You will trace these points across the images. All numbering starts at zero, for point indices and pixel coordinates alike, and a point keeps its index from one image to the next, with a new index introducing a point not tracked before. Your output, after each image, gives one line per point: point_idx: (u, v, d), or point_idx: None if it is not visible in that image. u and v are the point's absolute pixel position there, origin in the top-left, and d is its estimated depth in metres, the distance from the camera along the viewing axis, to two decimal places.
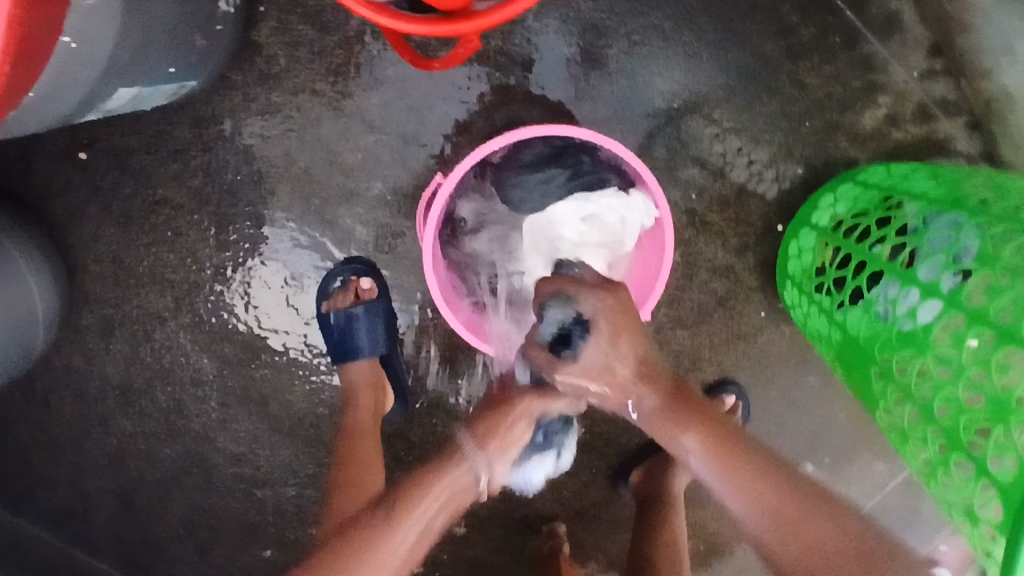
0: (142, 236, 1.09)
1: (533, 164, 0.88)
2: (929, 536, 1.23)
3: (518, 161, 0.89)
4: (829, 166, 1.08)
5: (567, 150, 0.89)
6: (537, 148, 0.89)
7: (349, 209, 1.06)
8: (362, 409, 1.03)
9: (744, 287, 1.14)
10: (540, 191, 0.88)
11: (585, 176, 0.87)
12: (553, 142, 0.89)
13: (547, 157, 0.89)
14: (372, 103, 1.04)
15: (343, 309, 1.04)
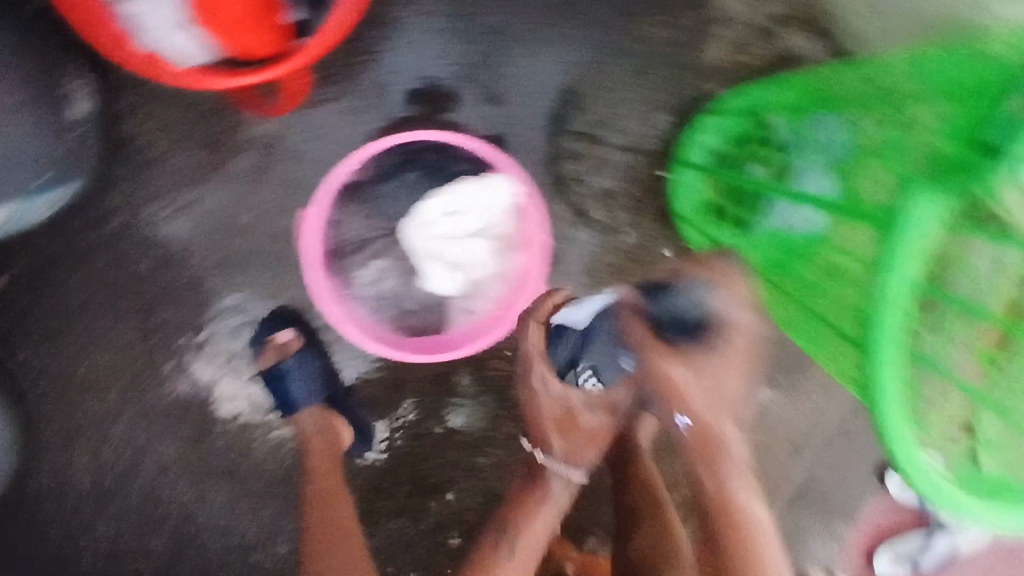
0: (70, 345, 1.12)
1: (390, 174, 0.92)
2: None
3: (376, 176, 0.93)
4: (689, 105, 1.15)
5: (418, 153, 0.93)
6: (390, 159, 0.93)
7: (259, 265, 1.12)
8: (318, 451, 1.10)
9: (650, 239, 1.20)
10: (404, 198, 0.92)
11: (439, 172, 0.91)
12: (403, 150, 0.93)
13: (402, 165, 0.93)
14: (250, 162, 1.09)
15: (275, 364, 1.11)
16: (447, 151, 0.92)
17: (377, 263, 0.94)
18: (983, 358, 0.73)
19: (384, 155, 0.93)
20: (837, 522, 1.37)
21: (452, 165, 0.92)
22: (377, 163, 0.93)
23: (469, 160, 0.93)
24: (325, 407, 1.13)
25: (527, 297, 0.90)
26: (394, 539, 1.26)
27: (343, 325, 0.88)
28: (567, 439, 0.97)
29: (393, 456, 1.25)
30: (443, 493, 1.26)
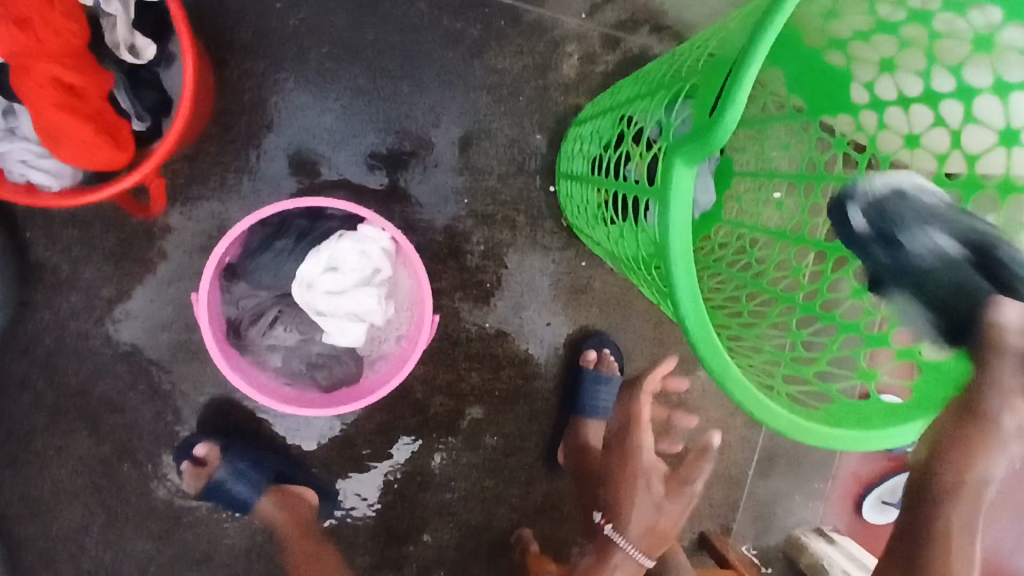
0: (27, 469, 1.16)
1: (264, 246, 0.96)
2: None
3: (250, 252, 0.97)
4: (561, 120, 1.23)
5: (287, 220, 0.98)
6: (260, 231, 0.97)
7: (191, 355, 1.18)
8: (286, 526, 1.17)
9: (554, 251, 1.27)
10: (282, 266, 0.96)
11: (313, 235, 0.96)
12: (270, 220, 0.97)
13: (273, 235, 0.97)
14: (162, 262, 1.15)
15: (208, 481, 1.16)
16: (316, 213, 0.98)
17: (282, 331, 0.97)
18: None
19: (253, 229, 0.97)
20: (812, 479, 1.45)
21: (324, 225, 0.97)
22: (246, 237, 0.96)
23: (337, 216, 0.98)
24: (277, 488, 1.19)
25: (422, 335, 0.94)
26: None
27: (259, 398, 0.92)
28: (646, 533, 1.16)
29: (362, 512, 1.28)
30: (418, 536, 1.29)
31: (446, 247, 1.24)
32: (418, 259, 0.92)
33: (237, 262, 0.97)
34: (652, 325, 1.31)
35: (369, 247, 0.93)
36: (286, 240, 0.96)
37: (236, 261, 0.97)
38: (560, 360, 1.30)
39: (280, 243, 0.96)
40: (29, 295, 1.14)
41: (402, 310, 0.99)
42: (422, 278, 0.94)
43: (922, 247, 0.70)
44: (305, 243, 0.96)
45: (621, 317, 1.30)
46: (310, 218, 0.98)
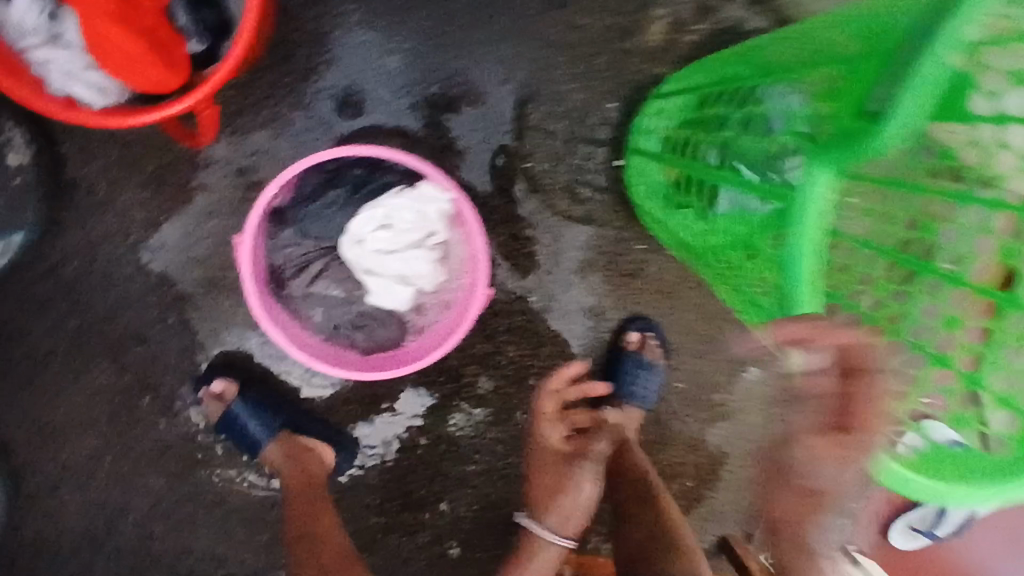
0: (46, 391, 1.13)
1: (318, 194, 0.91)
2: None
3: (302, 199, 0.91)
4: (639, 89, 1.13)
5: (342, 167, 0.91)
6: (313, 176, 0.91)
7: (221, 294, 1.12)
8: (291, 474, 1.10)
9: (611, 228, 1.18)
10: (335, 217, 0.91)
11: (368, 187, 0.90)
12: (326, 166, 0.91)
13: (327, 182, 0.91)
14: (200, 192, 1.09)
15: (223, 412, 1.12)
16: (374, 161, 0.91)
17: (325, 283, 0.93)
18: (1004, 253, 0.76)
19: (307, 174, 0.91)
20: None
21: (381, 176, 0.90)
22: (299, 183, 0.91)
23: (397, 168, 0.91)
24: (290, 434, 1.13)
25: (474, 306, 0.87)
26: (392, 554, 1.26)
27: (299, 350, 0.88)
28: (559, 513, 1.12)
29: (381, 472, 1.24)
30: (435, 504, 1.26)
31: (497, 212, 1.16)
32: (476, 224, 0.84)
33: (286, 208, 0.91)
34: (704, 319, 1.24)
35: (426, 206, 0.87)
36: (340, 190, 0.90)
37: (285, 206, 0.91)
38: (604, 344, 1.23)
39: (334, 192, 0.90)
40: (59, 211, 1.08)
41: (454, 274, 0.92)
42: (480, 246, 0.86)
43: None
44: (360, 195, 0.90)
45: (673, 307, 1.23)
46: (368, 168, 0.91)
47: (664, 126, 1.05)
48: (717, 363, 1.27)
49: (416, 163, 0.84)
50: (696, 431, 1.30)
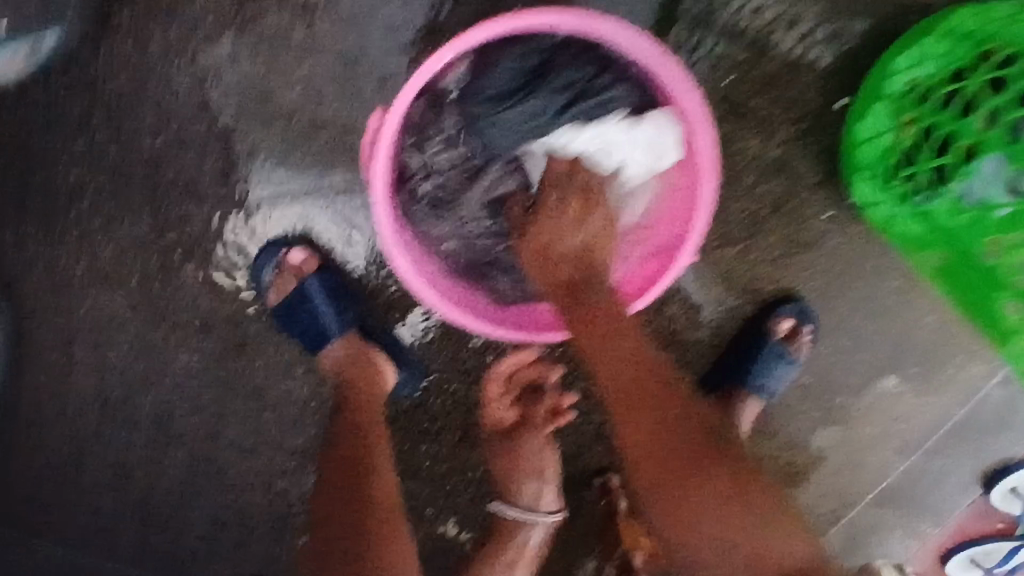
0: (67, 234, 0.90)
1: (517, 93, 0.78)
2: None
3: (496, 91, 0.78)
4: (897, 16, 0.86)
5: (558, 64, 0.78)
6: (518, 64, 0.78)
7: (306, 158, 0.88)
8: (358, 388, 0.90)
9: (801, 183, 0.93)
10: (532, 123, 0.78)
11: (587, 97, 0.77)
12: (540, 55, 0.78)
13: (534, 75, 0.78)
14: (300, 22, 0.83)
15: (295, 290, 0.91)
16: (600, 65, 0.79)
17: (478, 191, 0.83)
18: None
19: (511, 61, 0.78)
20: (921, 521, 1.13)
21: (607, 85, 0.78)
22: (500, 73, 0.78)
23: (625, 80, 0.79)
24: (361, 338, 0.93)
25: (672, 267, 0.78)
26: (438, 498, 1.04)
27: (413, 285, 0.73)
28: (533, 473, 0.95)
29: (445, 402, 1.02)
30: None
31: None
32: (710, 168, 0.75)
33: (476, 97, 0.79)
34: (867, 313, 1.02)
35: (650, 138, 0.78)
36: (549, 90, 0.77)
37: (476, 95, 0.79)
38: (744, 318, 1.00)
39: (544, 93, 0.77)
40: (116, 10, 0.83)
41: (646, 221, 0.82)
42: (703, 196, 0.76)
43: None
44: (572, 103, 0.78)
45: (838, 292, 1.00)
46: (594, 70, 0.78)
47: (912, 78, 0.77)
48: (858, 365, 1.06)
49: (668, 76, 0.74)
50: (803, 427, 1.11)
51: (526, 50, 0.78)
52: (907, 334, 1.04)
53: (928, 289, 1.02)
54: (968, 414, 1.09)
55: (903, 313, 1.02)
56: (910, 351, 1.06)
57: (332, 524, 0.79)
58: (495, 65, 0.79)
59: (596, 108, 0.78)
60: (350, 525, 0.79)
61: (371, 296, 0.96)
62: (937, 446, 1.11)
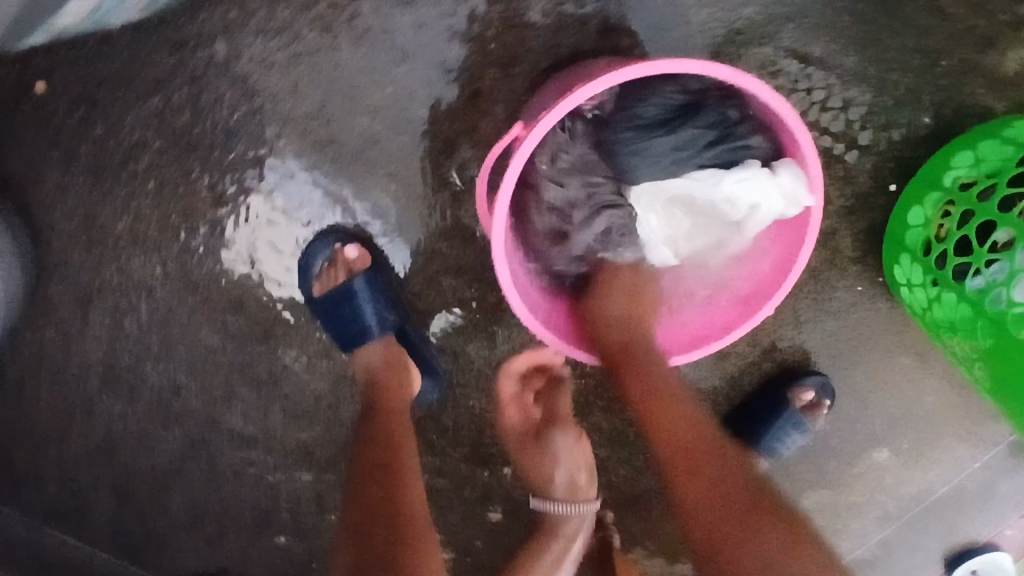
0: (117, 188, 0.89)
1: (665, 123, 0.77)
2: (996, 521, 1.08)
3: (643, 117, 0.77)
4: (962, 118, 0.89)
5: (708, 103, 0.78)
6: (669, 96, 0.78)
7: (380, 155, 0.88)
8: (384, 390, 0.86)
9: (839, 257, 0.97)
10: (671, 156, 0.77)
11: (730, 141, 0.77)
12: (691, 91, 0.78)
13: (682, 110, 0.77)
14: (405, 23, 0.84)
15: (341, 284, 0.89)
16: (744, 112, 0.79)
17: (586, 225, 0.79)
18: None
19: (663, 92, 0.77)
20: None
21: (748, 132, 0.78)
22: (650, 102, 0.78)
23: (763, 130, 0.79)
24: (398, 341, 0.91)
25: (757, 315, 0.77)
26: (431, 509, 1.04)
27: (511, 299, 0.72)
28: (569, 464, 0.94)
29: (460, 416, 1.01)
30: (499, 466, 1.03)
31: None
32: (811, 241, 0.72)
33: (619, 120, 0.78)
34: (869, 380, 1.04)
35: (784, 190, 0.75)
36: (696, 127, 0.76)
37: (620, 119, 0.78)
38: (762, 373, 1.03)
39: (692, 128, 0.76)
40: None
41: (745, 267, 0.81)
42: (806, 254, 0.73)
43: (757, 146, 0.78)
44: (714, 144, 0.77)
45: (853, 362, 1.04)
46: (740, 116, 0.78)
47: (954, 176, 0.83)
48: (856, 435, 1.07)
49: (802, 143, 0.69)
50: (794, 487, 1.09)
51: (679, 85, 0.78)
52: (908, 412, 1.06)
53: (931, 369, 1.04)
54: (948, 495, 1.08)
55: (904, 390, 1.05)
56: (908, 428, 1.06)
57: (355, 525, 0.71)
58: (645, 93, 0.78)
59: (733, 153, 0.77)
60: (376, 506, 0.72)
61: (409, 301, 0.95)
62: (912, 522, 1.09)
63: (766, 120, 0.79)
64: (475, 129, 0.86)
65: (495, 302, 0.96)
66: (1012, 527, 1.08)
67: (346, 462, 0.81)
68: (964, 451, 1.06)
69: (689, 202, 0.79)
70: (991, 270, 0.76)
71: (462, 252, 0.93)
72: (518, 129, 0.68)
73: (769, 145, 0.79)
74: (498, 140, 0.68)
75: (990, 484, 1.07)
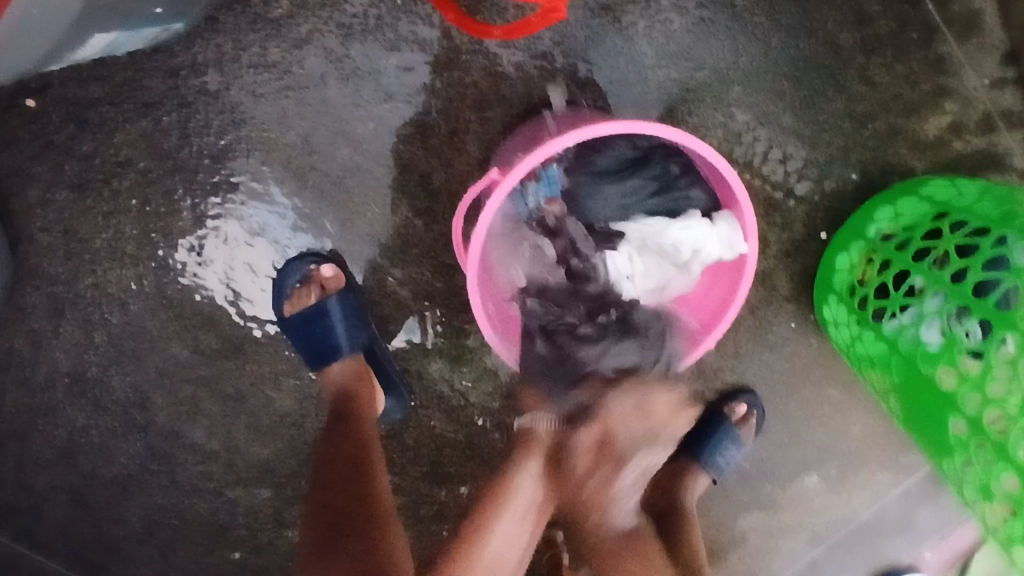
0: (100, 203, 0.93)
1: (616, 173, 0.84)
2: (913, 546, 1.18)
3: (597, 167, 0.84)
4: (886, 176, 0.98)
5: (654, 157, 0.84)
6: (620, 150, 0.84)
7: (357, 184, 0.93)
8: (355, 399, 0.91)
9: (775, 296, 1.06)
10: (620, 202, 0.83)
11: (672, 192, 0.83)
12: (640, 147, 0.84)
13: (631, 162, 0.84)
14: (389, 64, 0.90)
15: (316, 303, 0.93)
16: (688, 166, 0.85)
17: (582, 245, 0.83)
18: None
19: (615, 145, 0.84)
20: None
21: (690, 185, 0.83)
22: (604, 152, 0.84)
23: (706, 185, 0.85)
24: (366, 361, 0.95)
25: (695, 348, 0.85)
26: None
27: (482, 327, 0.79)
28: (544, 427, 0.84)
29: (421, 435, 1.05)
30: (455, 485, 1.07)
31: None
32: (747, 286, 0.78)
33: (579, 168, 0.85)
34: (800, 410, 1.14)
35: (721, 236, 0.79)
36: (641, 177, 0.83)
37: (580, 167, 0.85)
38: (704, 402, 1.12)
39: (637, 179, 0.83)
40: (220, 14, 0.88)
41: (687, 307, 0.88)
42: (742, 297, 0.80)
43: (697, 198, 0.83)
44: (658, 194, 0.83)
45: (787, 394, 1.13)
46: (683, 170, 0.84)
47: (876, 228, 0.93)
48: (787, 461, 1.16)
49: (739, 195, 0.76)
50: (731, 508, 1.17)
51: (631, 140, 0.85)
52: (836, 441, 1.15)
53: (856, 403, 1.14)
54: (869, 519, 1.18)
55: (832, 421, 1.14)
56: (835, 455, 1.16)
57: (328, 521, 0.77)
58: (601, 145, 0.85)
59: (678, 202, 0.83)
60: (355, 519, 0.77)
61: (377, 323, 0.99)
62: (837, 544, 1.18)
63: (708, 176, 0.85)
64: (450, 166, 0.93)
65: (461, 328, 1.01)
66: (929, 551, 1.18)
67: (315, 465, 0.86)
68: (885, 477, 1.16)
69: (643, 246, 0.82)
70: (906, 314, 0.84)
71: (431, 279, 0.98)
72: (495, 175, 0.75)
73: (708, 196, 0.84)
74: (477, 182, 0.75)
75: (908, 509, 1.17)
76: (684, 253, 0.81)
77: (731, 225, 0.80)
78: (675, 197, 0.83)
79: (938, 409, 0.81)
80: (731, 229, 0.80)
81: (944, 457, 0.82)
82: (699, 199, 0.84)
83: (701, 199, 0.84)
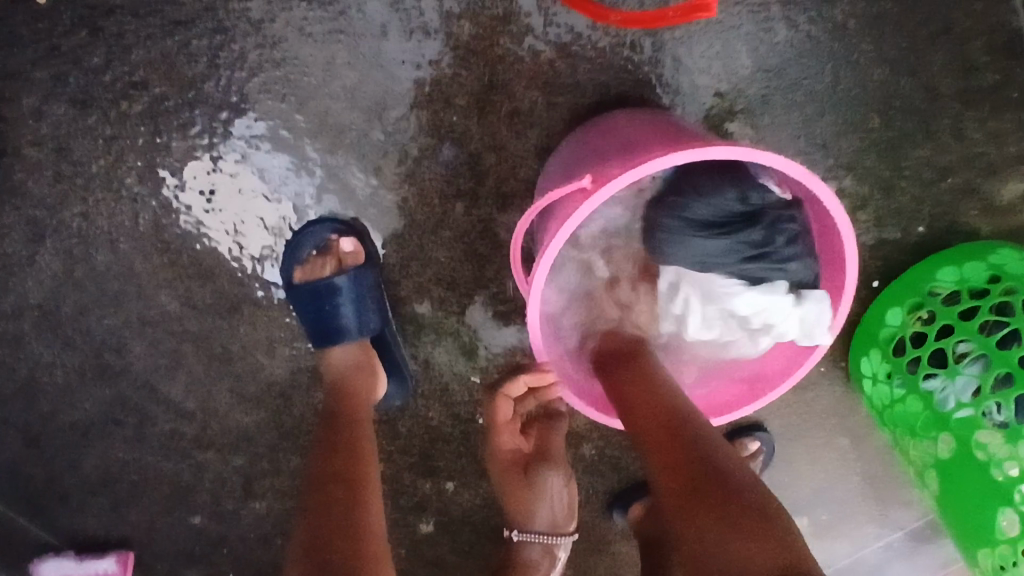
0: (104, 123, 0.82)
1: (714, 227, 0.73)
2: None
3: (690, 213, 0.73)
4: (953, 236, 0.92)
5: (761, 217, 0.73)
6: (725, 201, 0.72)
7: (395, 149, 0.84)
8: (355, 393, 0.80)
9: None
10: (708, 259, 0.75)
11: (767, 263, 0.74)
12: (749, 201, 0.72)
13: (734, 218, 0.73)
14: (456, 26, 0.81)
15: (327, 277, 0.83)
16: (798, 236, 0.74)
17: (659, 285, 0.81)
18: None
19: (720, 194, 0.72)
20: None
21: (790, 256, 0.74)
22: (705, 199, 0.72)
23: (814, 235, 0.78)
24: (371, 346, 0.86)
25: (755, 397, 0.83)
26: None
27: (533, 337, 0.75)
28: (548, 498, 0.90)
29: (414, 425, 0.96)
30: (442, 479, 0.98)
31: None
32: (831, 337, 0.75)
33: (671, 207, 0.74)
34: (804, 452, 1.09)
35: (804, 321, 0.75)
36: (739, 241, 0.73)
37: (674, 206, 0.74)
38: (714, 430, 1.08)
39: (734, 241, 0.73)
40: None
41: None
42: (822, 349, 0.77)
43: (790, 273, 0.75)
44: (751, 260, 0.74)
45: (799, 436, 1.08)
46: (790, 239, 0.74)
47: (935, 286, 0.87)
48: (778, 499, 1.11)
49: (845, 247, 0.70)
50: None
51: (741, 190, 0.72)
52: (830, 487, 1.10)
53: (859, 452, 1.09)
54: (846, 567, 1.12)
55: (832, 468, 1.09)
56: (828, 501, 1.10)
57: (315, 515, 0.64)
58: (704, 187, 0.73)
59: (772, 273, 0.75)
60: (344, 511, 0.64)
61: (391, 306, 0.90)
62: None
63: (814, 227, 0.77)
64: (503, 147, 0.84)
65: (480, 321, 0.92)
66: None
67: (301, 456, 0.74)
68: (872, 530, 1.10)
69: (709, 301, 0.78)
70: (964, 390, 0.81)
71: (457, 264, 0.89)
72: (586, 184, 0.65)
73: (804, 271, 0.75)
74: (562, 186, 0.65)
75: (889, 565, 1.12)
76: (754, 323, 0.77)
77: (818, 316, 0.75)
78: (767, 268, 0.74)
79: (979, 490, 0.81)
80: (817, 320, 0.75)
81: (974, 535, 0.82)
82: (792, 274, 0.75)
83: (793, 274, 0.75)
